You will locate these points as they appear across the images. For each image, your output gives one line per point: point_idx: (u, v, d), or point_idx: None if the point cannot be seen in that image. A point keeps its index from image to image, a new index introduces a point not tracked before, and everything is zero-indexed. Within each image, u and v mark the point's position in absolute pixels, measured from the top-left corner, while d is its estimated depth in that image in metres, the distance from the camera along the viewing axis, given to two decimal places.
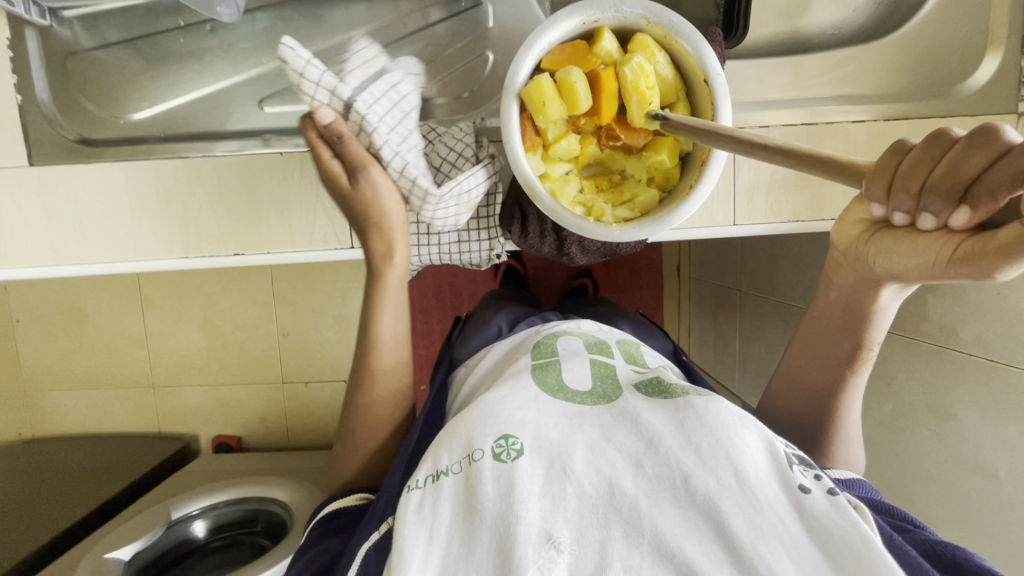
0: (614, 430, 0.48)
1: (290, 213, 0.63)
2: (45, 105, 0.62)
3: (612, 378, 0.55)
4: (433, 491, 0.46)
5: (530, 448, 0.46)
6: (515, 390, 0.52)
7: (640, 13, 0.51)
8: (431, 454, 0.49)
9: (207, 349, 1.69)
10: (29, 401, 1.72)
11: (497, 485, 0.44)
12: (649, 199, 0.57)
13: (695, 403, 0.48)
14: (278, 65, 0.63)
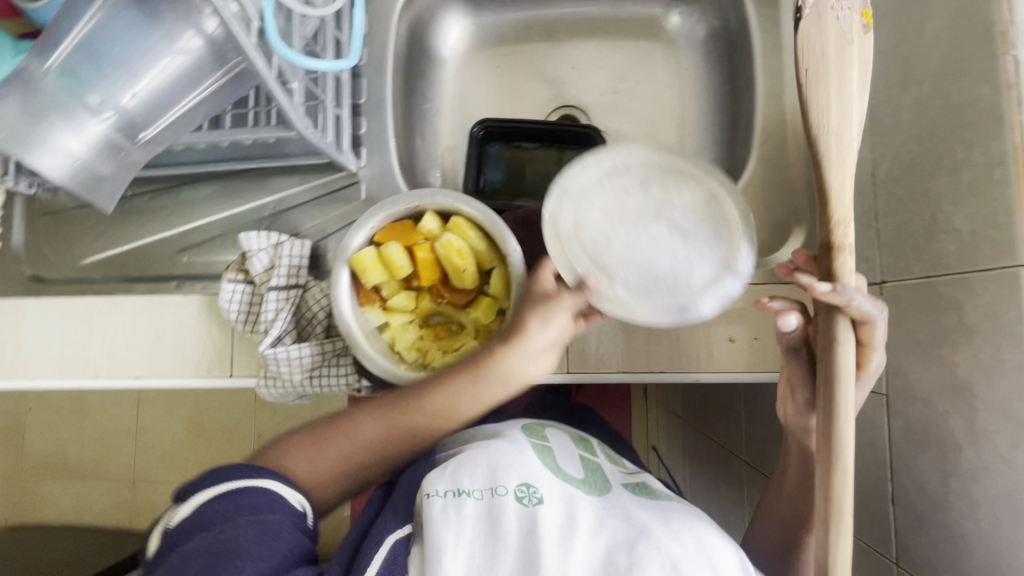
0: (608, 518, 0.52)
1: (184, 343, 0.73)
2: (17, 250, 0.78)
3: (600, 474, 0.63)
4: (454, 504, 0.51)
5: (549, 498, 0.53)
6: (518, 457, 0.59)
7: (452, 200, 0.62)
8: (452, 475, 0.55)
9: (192, 447, 1.88)
10: (28, 487, 1.94)
11: (522, 525, 0.50)
12: (471, 349, 0.63)
13: (675, 509, 0.56)
14: (199, 223, 0.78)
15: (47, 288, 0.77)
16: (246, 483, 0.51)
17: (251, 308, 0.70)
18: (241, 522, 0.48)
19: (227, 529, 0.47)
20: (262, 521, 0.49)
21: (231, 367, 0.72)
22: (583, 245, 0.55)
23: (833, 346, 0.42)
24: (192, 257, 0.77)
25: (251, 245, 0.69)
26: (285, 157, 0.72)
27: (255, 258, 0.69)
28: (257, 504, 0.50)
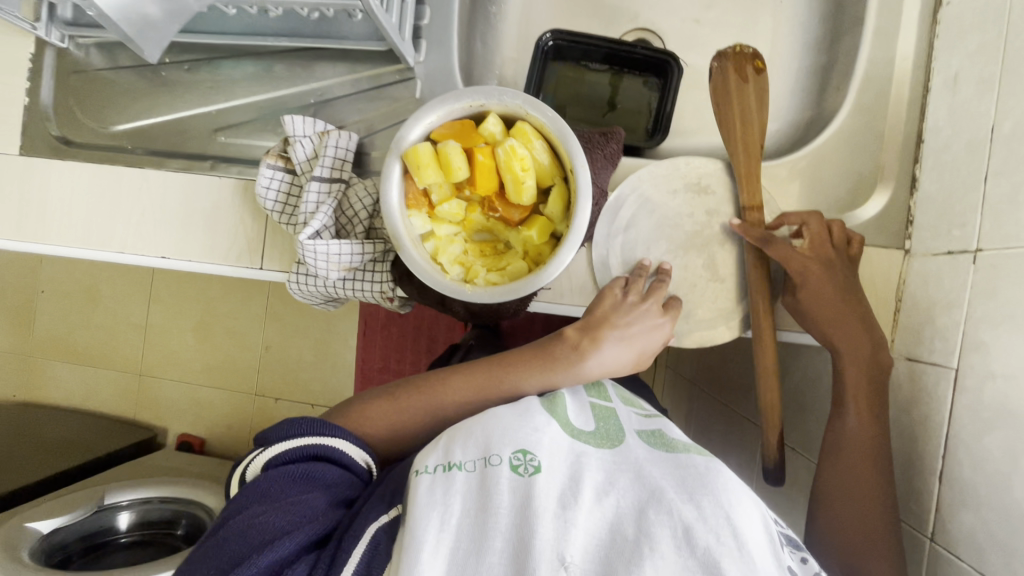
0: (617, 477, 0.43)
1: (216, 229, 0.70)
2: (45, 108, 0.74)
3: (614, 420, 0.51)
4: (442, 482, 0.43)
5: (551, 467, 0.43)
6: (521, 413, 0.48)
7: (520, 103, 0.57)
8: (444, 444, 0.46)
9: (199, 349, 1.89)
10: (34, 368, 1.97)
11: (513, 498, 0.41)
12: (518, 270, 0.60)
13: (695, 462, 0.45)
14: (242, 105, 0.74)
15: (73, 150, 0.73)
16: (315, 442, 0.51)
17: (290, 198, 0.66)
18: (266, 505, 0.46)
19: (254, 516, 0.45)
20: (301, 500, 0.46)
21: (261, 260, 0.69)
22: (623, 246, 0.64)
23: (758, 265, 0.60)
24: (231, 141, 0.73)
25: (294, 130, 0.65)
26: (342, 38, 0.69)
27: (298, 145, 0.65)
28: (281, 488, 0.47)
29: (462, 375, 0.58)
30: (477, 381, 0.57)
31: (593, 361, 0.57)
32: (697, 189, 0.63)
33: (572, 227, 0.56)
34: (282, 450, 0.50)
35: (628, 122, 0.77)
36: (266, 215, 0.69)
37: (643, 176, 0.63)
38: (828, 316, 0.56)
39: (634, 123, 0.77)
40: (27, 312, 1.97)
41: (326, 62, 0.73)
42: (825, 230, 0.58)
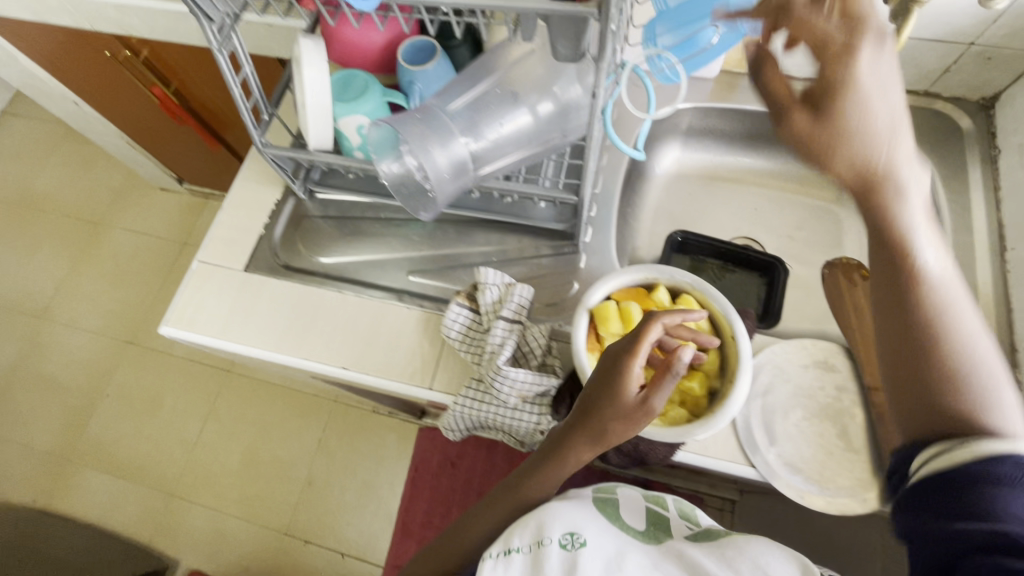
0: (661, 562, 0.60)
1: (396, 350, 0.81)
2: (274, 239, 0.92)
3: (662, 524, 0.70)
4: (503, 562, 0.59)
5: (591, 543, 0.60)
6: (576, 508, 0.66)
7: (688, 280, 0.71)
8: (506, 536, 0.62)
9: (240, 475, 1.85)
10: (66, 474, 1.92)
11: (563, 569, 0.57)
12: (678, 416, 0.68)
13: (736, 541, 0.61)
14: (430, 255, 0.91)
15: (288, 273, 0.89)
16: None
17: (471, 331, 0.78)
18: None
19: None
20: None
21: (432, 381, 0.78)
22: (761, 408, 0.72)
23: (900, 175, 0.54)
24: (422, 280, 0.88)
25: (487, 278, 0.79)
26: (529, 219, 0.88)
27: (488, 288, 0.79)
28: None
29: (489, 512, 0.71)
30: (504, 508, 0.70)
31: (585, 453, 0.65)
32: (823, 367, 0.75)
33: (732, 384, 0.66)
34: None
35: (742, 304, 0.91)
36: (443, 343, 0.80)
37: (776, 350, 0.76)
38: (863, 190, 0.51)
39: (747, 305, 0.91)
40: (83, 413, 1.99)
41: (504, 231, 0.92)
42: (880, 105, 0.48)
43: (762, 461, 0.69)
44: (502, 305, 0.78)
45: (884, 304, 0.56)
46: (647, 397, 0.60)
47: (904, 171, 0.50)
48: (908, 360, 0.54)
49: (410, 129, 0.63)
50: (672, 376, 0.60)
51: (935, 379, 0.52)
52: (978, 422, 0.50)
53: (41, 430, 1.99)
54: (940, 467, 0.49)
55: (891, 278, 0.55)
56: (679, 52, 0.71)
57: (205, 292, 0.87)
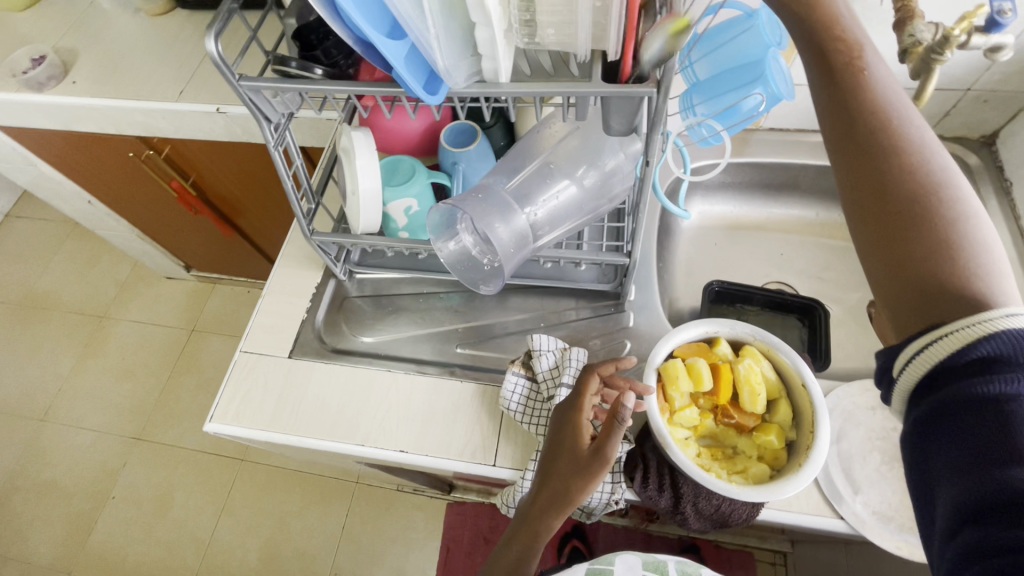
0: None
1: (454, 426, 0.79)
2: (317, 323, 0.92)
3: None
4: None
5: None
6: None
7: (749, 332, 0.72)
8: None
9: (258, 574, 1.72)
10: None
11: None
12: (761, 472, 0.66)
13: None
14: (475, 326, 0.91)
15: (335, 356, 0.88)
16: None
17: (530, 401, 0.77)
18: None
19: None
20: None
21: (496, 457, 0.76)
22: (840, 456, 0.71)
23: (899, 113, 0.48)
24: (472, 352, 0.88)
25: (541, 345, 0.79)
26: (574, 281, 0.89)
27: (542, 356, 0.78)
28: None
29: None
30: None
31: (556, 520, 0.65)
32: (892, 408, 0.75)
33: (812, 433, 0.65)
34: None
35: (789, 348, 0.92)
36: (502, 416, 0.79)
37: (841, 394, 0.76)
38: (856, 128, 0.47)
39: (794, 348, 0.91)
40: (88, 519, 1.88)
41: (547, 296, 0.93)
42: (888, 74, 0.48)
43: (850, 511, 0.67)
44: (560, 371, 0.77)
45: (872, 206, 0.46)
46: (600, 449, 0.64)
47: (908, 123, 0.47)
48: (906, 246, 0.44)
49: (470, 204, 0.65)
50: (621, 424, 0.64)
51: (945, 271, 0.43)
52: (974, 300, 0.42)
53: (42, 541, 1.86)
54: (921, 372, 0.42)
55: (868, 164, 0.46)
56: (720, 120, 0.75)
57: (252, 384, 0.86)
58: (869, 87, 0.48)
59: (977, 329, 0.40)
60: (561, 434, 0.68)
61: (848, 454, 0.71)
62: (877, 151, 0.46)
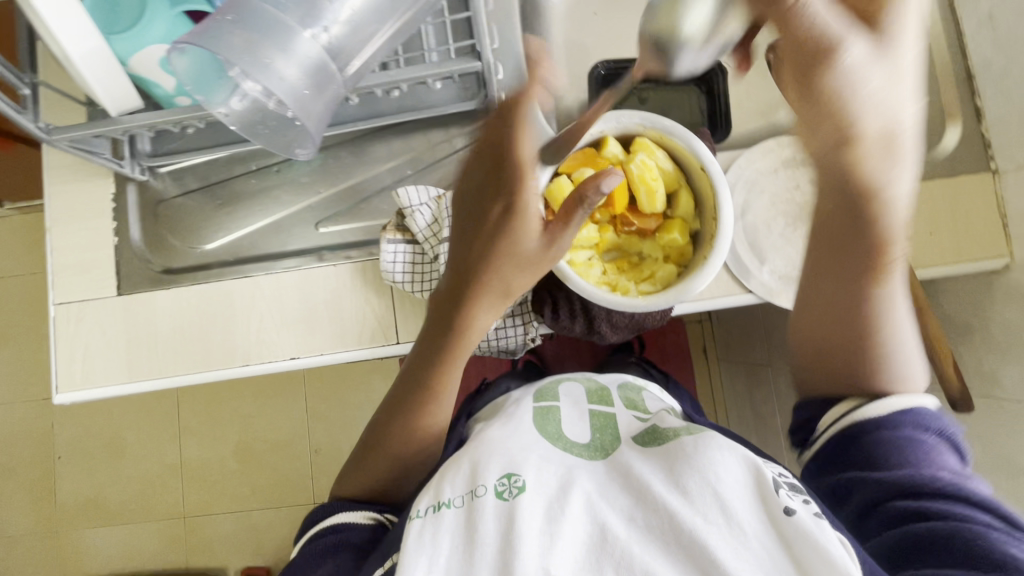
0: (610, 486, 0.45)
1: (342, 316, 0.69)
2: (136, 243, 0.73)
3: (610, 429, 0.54)
4: (432, 522, 0.44)
5: (534, 485, 0.45)
6: (516, 433, 0.53)
7: (638, 121, 0.61)
8: (432, 487, 0.47)
9: (240, 473, 1.66)
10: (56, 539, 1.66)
11: (499, 524, 0.42)
12: (668, 274, 0.62)
13: (685, 444, 0.46)
14: (333, 193, 0.75)
15: (176, 278, 0.72)
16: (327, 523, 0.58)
17: (417, 266, 0.66)
18: (316, 564, 0.55)
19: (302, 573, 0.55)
20: (334, 557, 0.54)
21: (397, 333, 0.68)
22: (745, 231, 0.68)
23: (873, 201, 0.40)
24: (336, 227, 0.73)
25: (411, 200, 0.66)
26: (430, 106, 0.71)
27: (415, 211, 0.66)
28: (321, 557, 0.55)
29: (391, 447, 0.60)
30: (413, 433, 0.61)
31: (480, 319, 0.58)
32: (795, 164, 0.69)
33: (716, 220, 0.59)
34: (324, 527, 0.58)
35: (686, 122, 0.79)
36: (391, 290, 0.69)
37: (743, 163, 0.70)
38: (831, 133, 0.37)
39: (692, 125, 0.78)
40: (22, 484, 1.69)
41: (407, 135, 0.75)
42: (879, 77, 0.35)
43: (758, 284, 0.66)
44: (440, 225, 0.66)
45: (826, 288, 0.50)
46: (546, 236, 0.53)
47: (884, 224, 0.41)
48: (836, 341, 0.52)
49: (224, 40, 0.43)
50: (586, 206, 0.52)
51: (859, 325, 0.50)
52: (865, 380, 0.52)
53: (14, 519, 1.68)
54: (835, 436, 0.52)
55: (838, 274, 0.49)
56: None
57: (88, 337, 0.70)
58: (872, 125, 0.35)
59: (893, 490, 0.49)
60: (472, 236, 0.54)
61: (749, 228, 0.68)
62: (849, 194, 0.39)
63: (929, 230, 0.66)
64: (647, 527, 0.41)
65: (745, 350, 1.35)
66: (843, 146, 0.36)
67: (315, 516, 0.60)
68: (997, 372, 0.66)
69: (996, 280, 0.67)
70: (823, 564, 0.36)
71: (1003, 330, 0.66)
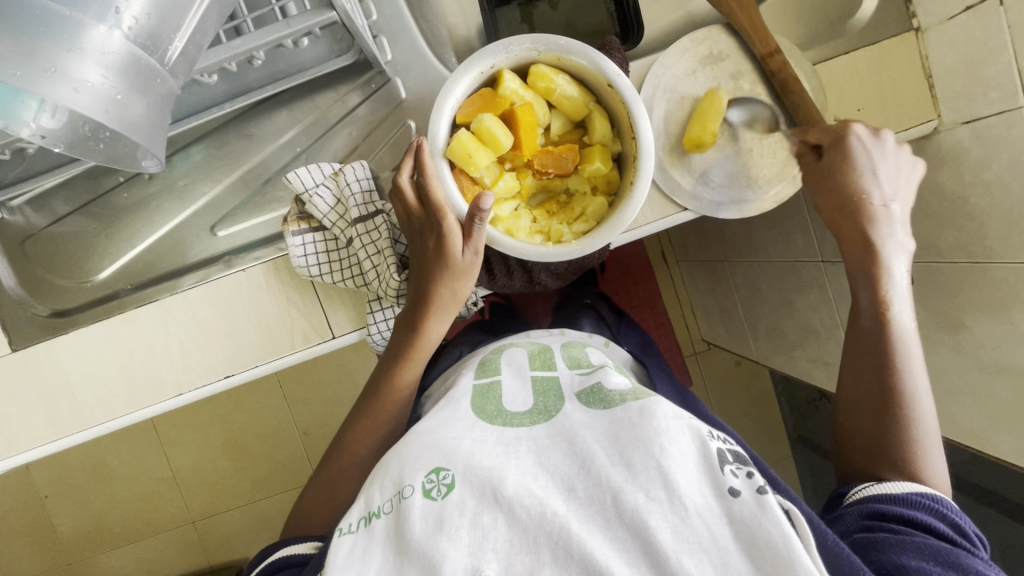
0: (548, 454, 0.48)
1: (266, 321, 0.64)
2: (14, 290, 0.65)
3: (553, 391, 0.56)
4: (365, 535, 0.46)
5: (462, 480, 0.46)
6: (453, 422, 0.53)
7: (529, 47, 0.54)
8: (365, 495, 0.50)
9: (231, 472, 1.57)
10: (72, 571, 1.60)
11: (424, 522, 0.44)
12: (598, 207, 0.56)
13: (630, 412, 0.49)
14: (223, 190, 0.66)
15: (71, 319, 0.65)
16: (266, 563, 0.53)
17: (332, 253, 0.60)
18: None
19: None
20: None
21: (331, 328, 0.64)
22: (673, 141, 0.64)
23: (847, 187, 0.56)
24: (236, 228, 0.66)
25: (305, 183, 0.59)
26: (302, 70, 0.62)
27: (316, 197, 0.59)
28: None
29: (362, 427, 0.59)
30: (378, 415, 0.58)
31: (433, 331, 0.57)
32: (714, 60, 0.64)
33: (634, 139, 0.54)
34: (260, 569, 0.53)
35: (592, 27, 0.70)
36: (312, 284, 0.64)
37: (659, 71, 0.63)
38: (818, 188, 0.58)
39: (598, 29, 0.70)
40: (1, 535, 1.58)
41: (288, 106, 0.66)
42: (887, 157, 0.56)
43: (692, 199, 0.63)
44: (345, 205, 0.59)
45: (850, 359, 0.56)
46: (479, 249, 0.53)
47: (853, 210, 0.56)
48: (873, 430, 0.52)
49: None
50: (484, 223, 0.51)
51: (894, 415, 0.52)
52: (910, 455, 0.51)
53: (16, 561, 1.59)
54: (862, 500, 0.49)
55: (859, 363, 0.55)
56: None
57: None
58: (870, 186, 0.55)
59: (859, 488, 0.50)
60: (422, 227, 0.54)
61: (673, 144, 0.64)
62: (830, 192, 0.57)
63: (857, 107, 0.63)
64: (585, 500, 0.44)
65: (701, 251, 1.35)
66: (838, 207, 0.57)
67: (252, 562, 0.56)
68: (935, 237, 0.67)
69: (926, 144, 0.65)
70: (765, 543, 0.39)
71: (945, 196, 0.65)
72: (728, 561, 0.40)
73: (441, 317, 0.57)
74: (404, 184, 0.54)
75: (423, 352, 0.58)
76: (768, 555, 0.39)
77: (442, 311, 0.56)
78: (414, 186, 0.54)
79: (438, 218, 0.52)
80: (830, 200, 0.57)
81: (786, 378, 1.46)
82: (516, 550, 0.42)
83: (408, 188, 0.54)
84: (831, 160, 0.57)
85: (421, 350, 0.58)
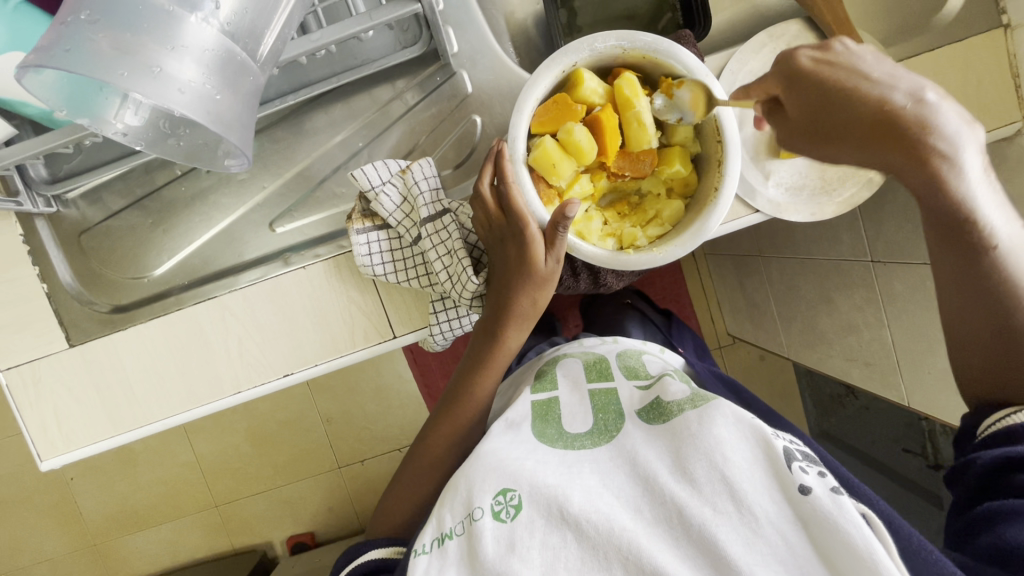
0: (613, 476, 0.48)
1: (327, 321, 0.63)
2: (70, 286, 0.63)
3: (612, 408, 0.55)
4: (438, 556, 0.46)
5: (528, 501, 0.45)
6: (513, 443, 0.52)
7: (614, 44, 0.51)
8: (434, 515, 0.49)
9: (256, 460, 1.57)
10: (99, 553, 1.62)
11: (499, 545, 0.44)
12: (676, 211, 0.55)
13: (689, 420, 0.48)
14: (280, 185, 0.65)
15: (127, 316, 0.64)
16: (352, 564, 0.56)
17: (398, 253, 0.59)
18: None
19: None
20: None
21: (392, 328, 0.63)
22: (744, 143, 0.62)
23: (852, 110, 0.40)
24: (294, 225, 0.64)
25: (371, 181, 0.57)
26: (366, 63, 0.59)
27: (382, 197, 0.57)
28: None
29: (438, 432, 0.59)
30: (457, 420, 0.58)
31: (512, 342, 0.57)
32: None
33: (720, 143, 0.52)
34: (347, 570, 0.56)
35: (653, 8, 0.64)
36: (373, 283, 0.62)
37: (735, 67, 0.61)
38: (818, 130, 0.42)
39: (658, 8, 0.64)
40: (29, 516, 1.59)
41: (347, 99, 0.64)
42: (869, 57, 0.41)
43: (764, 201, 0.62)
44: (412, 203, 0.58)
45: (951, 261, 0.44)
46: (561, 256, 0.52)
47: (869, 152, 0.41)
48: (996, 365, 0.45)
49: (92, 53, 0.33)
50: (567, 230, 0.49)
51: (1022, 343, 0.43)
52: None
53: (44, 541, 1.61)
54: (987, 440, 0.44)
55: (969, 291, 0.44)
56: None
57: (53, 398, 0.63)
58: (863, 93, 0.40)
59: (1002, 419, 0.44)
60: (501, 236, 0.53)
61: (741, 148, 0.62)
62: (840, 136, 0.42)
63: None
64: (654, 519, 0.44)
65: (735, 246, 1.33)
66: (850, 136, 0.41)
67: (339, 562, 0.58)
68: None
69: (1005, 148, 0.63)
70: (845, 547, 0.38)
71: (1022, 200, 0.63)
72: (806, 572, 0.39)
73: (519, 326, 0.56)
74: (485, 194, 0.53)
75: (500, 362, 0.57)
76: (852, 564, 0.38)
77: (521, 320, 0.56)
78: (494, 194, 0.53)
79: (520, 226, 0.51)
80: (840, 131, 0.41)
81: (811, 373, 1.45)
82: (587, 569, 0.42)
83: (489, 197, 0.53)
84: (818, 89, 0.41)
85: (497, 359, 0.57)
